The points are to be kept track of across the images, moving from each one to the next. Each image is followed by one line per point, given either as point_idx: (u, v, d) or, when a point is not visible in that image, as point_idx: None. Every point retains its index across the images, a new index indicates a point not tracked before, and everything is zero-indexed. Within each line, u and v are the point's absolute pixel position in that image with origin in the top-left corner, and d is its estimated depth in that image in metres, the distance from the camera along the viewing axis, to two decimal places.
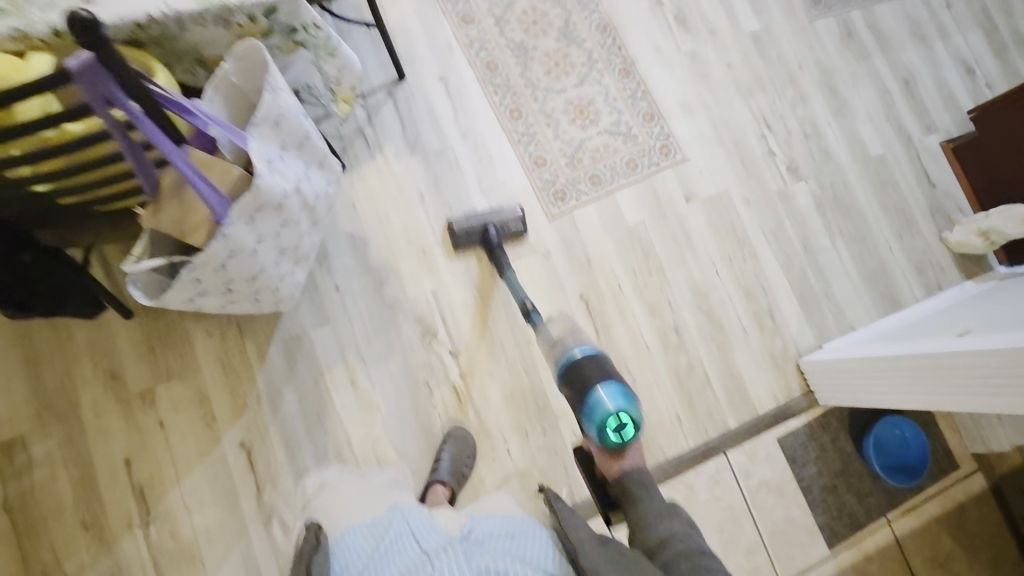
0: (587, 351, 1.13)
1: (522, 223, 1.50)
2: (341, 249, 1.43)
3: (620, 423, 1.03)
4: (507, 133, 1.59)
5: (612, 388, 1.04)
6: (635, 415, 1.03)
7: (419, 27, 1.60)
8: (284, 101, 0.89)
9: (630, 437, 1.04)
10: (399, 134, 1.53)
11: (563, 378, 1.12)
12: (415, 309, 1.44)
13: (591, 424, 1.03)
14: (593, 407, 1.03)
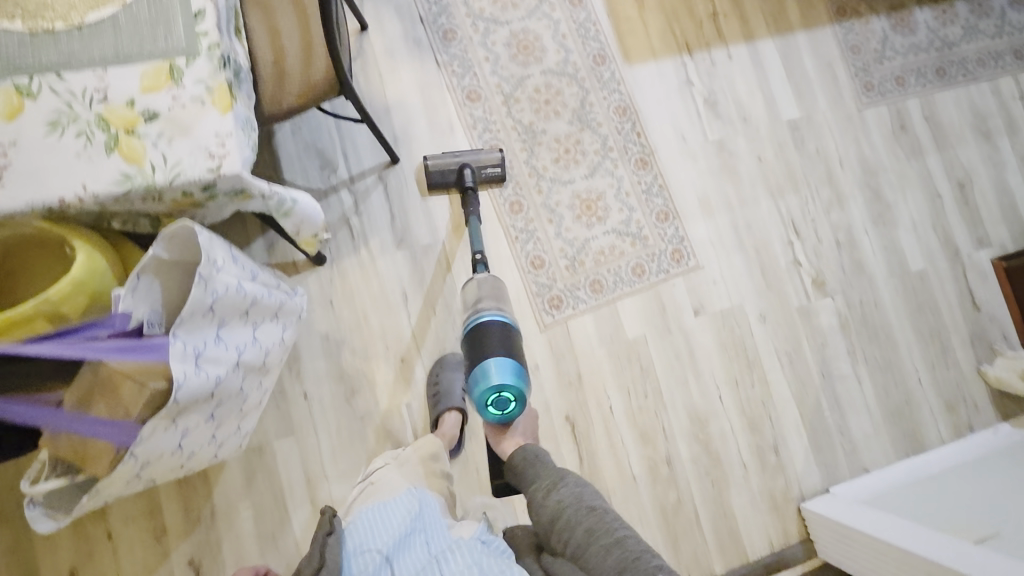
0: (495, 315, 1.10)
1: (501, 166, 1.40)
2: (314, 353, 1.34)
3: (503, 397, 1.02)
4: (504, 229, 1.46)
5: (501, 362, 1.02)
6: (519, 392, 1.03)
7: (419, 102, 1.46)
8: (218, 288, 0.77)
9: (511, 412, 1.04)
10: (386, 226, 1.40)
11: (466, 342, 1.09)
12: (387, 423, 1.34)
13: (476, 397, 1.02)
14: (481, 374, 1.01)
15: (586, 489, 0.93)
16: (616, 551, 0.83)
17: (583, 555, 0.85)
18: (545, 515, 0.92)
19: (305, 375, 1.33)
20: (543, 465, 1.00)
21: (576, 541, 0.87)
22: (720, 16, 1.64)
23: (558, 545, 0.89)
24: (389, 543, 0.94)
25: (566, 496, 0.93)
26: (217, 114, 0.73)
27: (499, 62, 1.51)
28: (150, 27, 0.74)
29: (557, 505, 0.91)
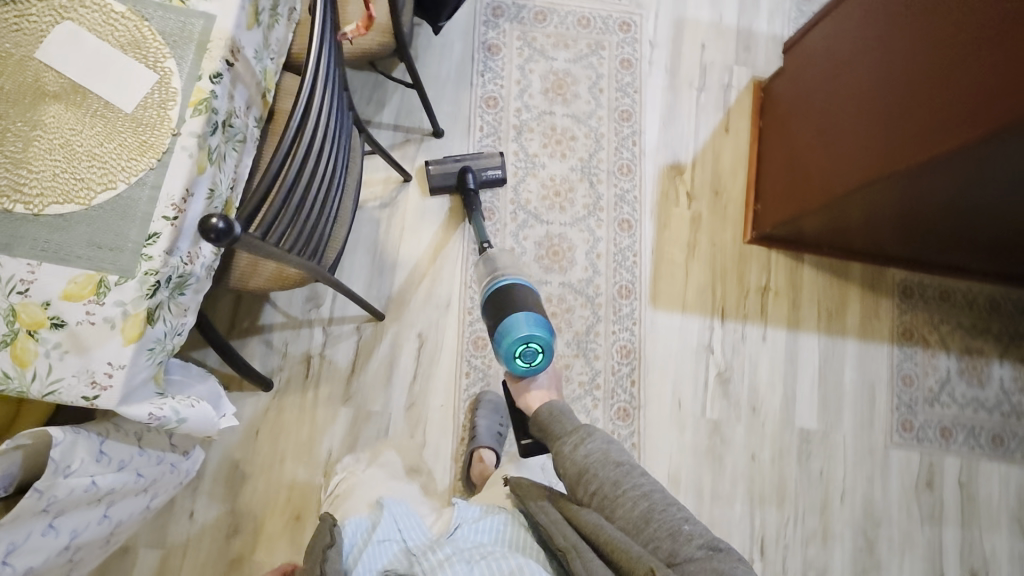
0: (509, 275, 1.18)
1: (501, 167, 1.46)
2: (218, 475, 1.33)
3: (529, 347, 1.06)
4: (456, 424, 1.40)
5: (528, 315, 1.07)
6: (547, 344, 1.07)
7: (429, 268, 1.45)
8: (53, 498, 0.75)
9: (540, 360, 1.08)
10: (343, 377, 1.39)
11: (487, 303, 1.13)
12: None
13: (504, 349, 1.06)
14: (507, 329, 1.07)
15: (614, 445, 0.88)
16: (641, 505, 0.81)
17: (612, 508, 0.82)
18: (573, 468, 0.88)
19: (200, 494, 1.32)
20: (569, 423, 0.94)
21: (604, 492, 0.83)
22: (769, 292, 1.54)
23: (583, 496, 0.86)
24: (368, 550, 0.85)
25: (593, 449, 0.88)
26: (120, 343, 0.72)
27: (525, 258, 1.48)
28: (100, 235, 0.74)
29: (585, 459, 0.87)
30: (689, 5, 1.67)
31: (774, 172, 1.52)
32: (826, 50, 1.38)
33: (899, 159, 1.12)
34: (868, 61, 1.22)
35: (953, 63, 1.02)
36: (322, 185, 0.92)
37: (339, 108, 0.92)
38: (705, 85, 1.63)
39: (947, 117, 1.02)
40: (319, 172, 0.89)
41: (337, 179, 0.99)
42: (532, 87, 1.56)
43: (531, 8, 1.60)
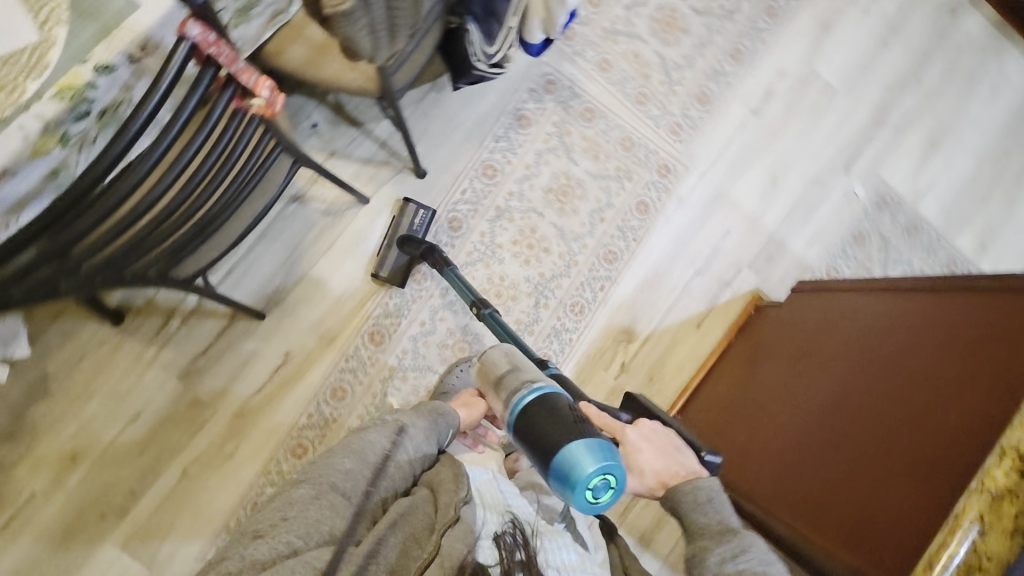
0: (531, 386, 0.79)
1: (424, 170, 1.38)
2: (21, 378, 1.27)
3: (601, 482, 0.70)
4: (271, 454, 1.33)
5: (585, 446, 0.69)
6: (622, 475, 0.70)
7: (335, 295, 1.37)
8: None
9: (619, 490, 0.72)
10: (193, 352, 1.32)
11: (519, 437, 0.76)
12: (5, 485, 1.25)
13: (570, 498, 0.70)
14: (565, 476, 0.69)
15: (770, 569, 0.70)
16: None
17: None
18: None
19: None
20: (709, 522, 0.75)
21: None
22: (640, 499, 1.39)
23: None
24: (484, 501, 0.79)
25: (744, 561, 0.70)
26: None
27: (430, 339, 1.38)
28: None
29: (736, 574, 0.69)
30: (738, 184, 1.54)
31: (717, 384, 1.41)
32: (833, 319, 1.21)
33: (795, 505, 1.02)
34: (841, 387, 1.05)
35: (882, 473, 0.89)
36: (154, 234, 0.79)
37: (235, 156, 0.81)
38: (705, 270, 1.51)
39: (861, 527, 0.88)
40: (145, 231, 0.77)
41: (205, 221, 0.87)
42: (538, 178, 1.45)
43: (584, 101, 1.47)
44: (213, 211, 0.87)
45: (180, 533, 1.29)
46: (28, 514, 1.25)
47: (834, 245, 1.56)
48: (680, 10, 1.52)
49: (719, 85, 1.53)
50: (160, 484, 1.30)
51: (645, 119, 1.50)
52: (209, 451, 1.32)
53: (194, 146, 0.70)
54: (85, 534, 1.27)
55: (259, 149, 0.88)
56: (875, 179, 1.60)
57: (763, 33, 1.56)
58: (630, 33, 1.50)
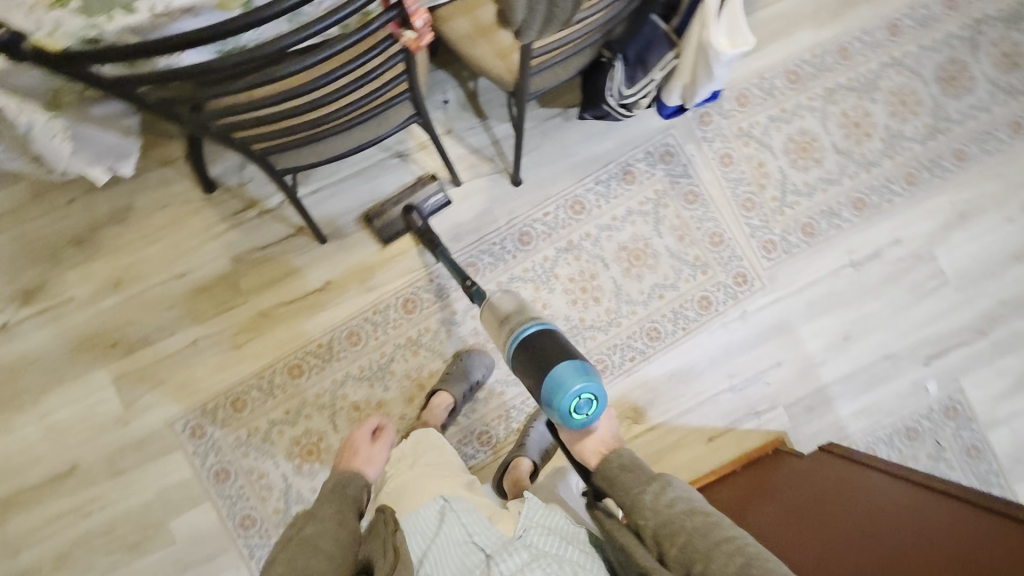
0: (535, 319, 1.02)
1: (520, 178, 1.44)
2: (113, 199, 1.39)
3: (581, 400, 0.93)
4: (272, 362, 1.39)
5: (570, 365, 0.93)
6: (598, 388, 0.94)
7: (392, 252, 1.43)
8: None
9: (596, 411, 0.95)
10: (253, 244, 1.41)
11: (518, 357, 0.99)
12: (53, 281, 1.37)
13: (556, 407, 0.92)
14: (556, 388, 0.92)
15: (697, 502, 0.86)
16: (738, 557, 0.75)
17: (703, 561, 0.77)
18: (658, 513, 0.85)
19: (90, 197, 1.39)
20: (644, 472, 0.91)
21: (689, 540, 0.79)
22: None
23: (672, 550, 0.81)
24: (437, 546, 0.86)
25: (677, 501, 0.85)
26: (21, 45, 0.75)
27: (455, 329, 1.42)
28: None
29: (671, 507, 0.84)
30: (808, 325, 1.48)
31: (725, 494, 1.33)
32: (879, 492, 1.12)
33: None
34: (849, 554, 0.98)
35: None
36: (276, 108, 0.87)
37: (373, 76, 0.88)
38: (739, 390, 1.45)
39: None
40: (271, 101, 0.85)
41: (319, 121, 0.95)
42: (618, 233, 1.46)
43: (692, 183, 1.48)
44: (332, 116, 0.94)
45: (166, 391, 1.37)
46: (58, 314, 1.37)
47: (882, 428, 1.46)
48: (821, 141, 1.52)
49: (830, 224, 1.50)
50: (167, 341, 1.38)
51: (744, 225, 1.48)
52: (222, 334, 1.39)
53: (346, 43, 0.77)
54: (91, 354, 1.37)
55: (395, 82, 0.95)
56: (952, 384, 1.48)
57: (894, 195, 1.52)
58: (763, 141, 1.51)
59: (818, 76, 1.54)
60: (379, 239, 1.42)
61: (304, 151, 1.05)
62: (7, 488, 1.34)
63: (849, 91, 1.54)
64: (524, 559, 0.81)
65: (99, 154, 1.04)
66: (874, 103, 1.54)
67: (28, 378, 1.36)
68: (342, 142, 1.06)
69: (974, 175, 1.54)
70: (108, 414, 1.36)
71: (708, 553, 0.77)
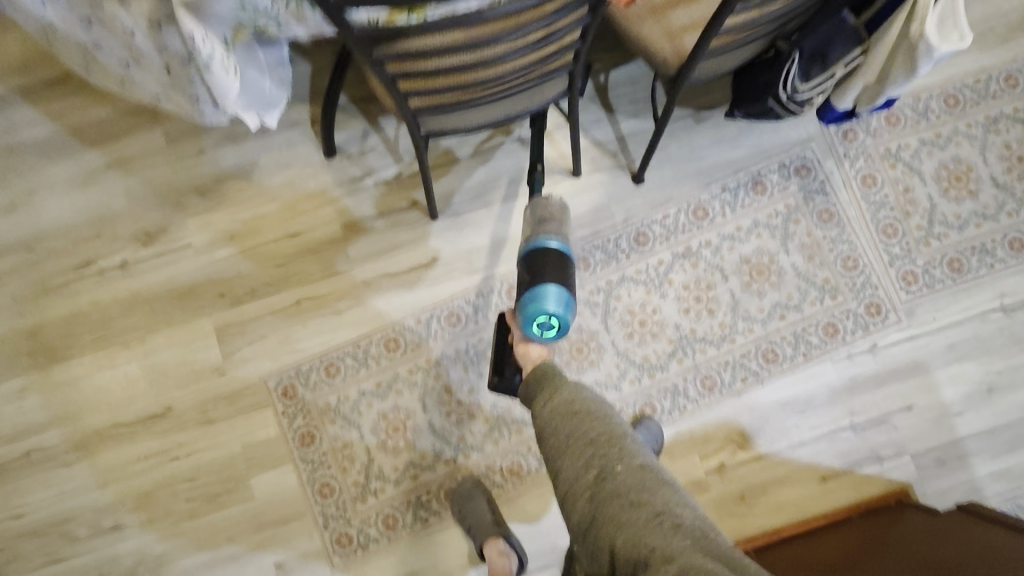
0: (559, 239, 1.13)
1: (644, 175, 1.38)
2: (241, 154, 1.42)
3: (546, 321, 1.03)
4: (369, 332, 1.37)
5: (557, 289, 1.02)
6: (566, 321, 1.04)
7: (502, 236, 1.39)
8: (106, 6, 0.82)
9: (547, 337, 1.06)
10: (366, 213, 1.40)
11: (526, 258, 1.09)
12: (175, 226, 1.40)
13: (526, 309, 1.02)
14: (535, 295, 1.03)
15: (588, 398, 0.82)
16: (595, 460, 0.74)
17: (564, 455, 0.77)
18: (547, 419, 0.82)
19: (219, 149, 1.42)
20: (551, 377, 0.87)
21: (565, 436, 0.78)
22: None
23: (547, 444, 0.80)
24: None
25: (564, 398, 0.82)
26: None
27: None
28: None
29: (555, 409, 0.81)
30: (945, 370, 1.34)
31: (827, 545, 1.19)
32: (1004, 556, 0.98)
33: None
34: None
35: None
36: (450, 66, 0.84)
37: (554, 37, 0.85)
38: (860, 431, 1.32)
39: None
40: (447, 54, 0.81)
41: (480, 84, 0.91)
42: (741, 245, 1.37)
43: (829, 201, 1.39)
44: (498, 78, 0.91)
45: (264, 347, 1.37)
46: (174, 258, 1.39)
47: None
48: (977, 171, 1.39)
49: (980, 262, 1.36)
50: (273, 298, 1.38)
51: (883, 252, 1.37)
52: (326, 298, 1.38)
53: None
54: (200, 301, 1.38)
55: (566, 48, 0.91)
56: None
57: None
58: (911, 166, 1.40)
59: (980, 102, 1.41)
60: (492, 223, 1.40)
61: (454, 116, 1.02)
62: (102, 422, 1.36)
63: (1015, 122, 1.41)
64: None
65: (253, 100, 1.02)
66: None
67: (137, 316, 1.38)
68: (490, 112, 1.04)
69: None
70: (207, 362, 1.37)
71: (583, 442, 0.76)
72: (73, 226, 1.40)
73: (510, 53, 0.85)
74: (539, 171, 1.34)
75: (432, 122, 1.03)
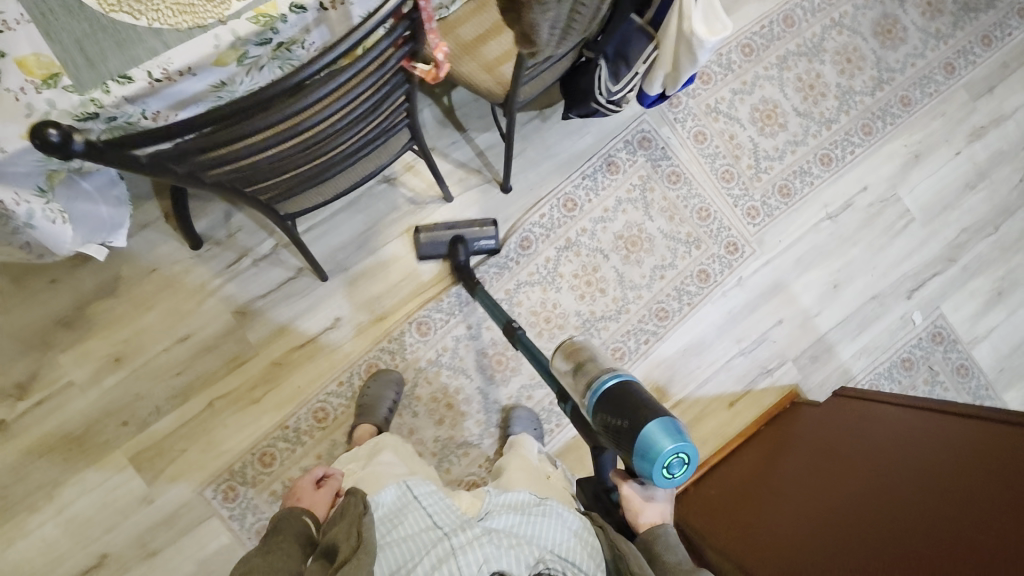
0: (612, 370, 0.88)
1: (509, 184, 1.46)
2: (99, 272, 1.33)
3: (673, 465, 0.78)
4: (293, 410, 1.36)
5: (663, 424, 0.78)
6: (693, 451, 0.79)
7: (396, 278, 1.43)
8: None
9: (686, 475, 0.81)
10: (253, 294, 1.38)
11: (596, 411, 0.85)
12: (47, 369, 1.30)
13: (645, 472, 0.79)
14: (647, 451, 0.77)
15: None
16: None
17: None
18: None
19: (71, 275, 1.33)
20: None
21: None
22: None
23: None
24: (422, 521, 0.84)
25: None
26: (19, 133, 0.71)
27: (471, 344, 1.42)
28: (89, 42, 0.73)
29: None
30: (799, 280, 1.57)
31: (751, 460, 1.41)
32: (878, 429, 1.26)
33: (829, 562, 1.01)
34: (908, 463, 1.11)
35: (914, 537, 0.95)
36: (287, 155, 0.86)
37: (383, 110, 0.90)
38: (749, 353, 1.53)
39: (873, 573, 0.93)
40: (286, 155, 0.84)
41: (326, 164, 0.96)
42: (611, 224, 1.50)
43: (673, 164, 1.54)
44: (341, 156, 0.95)
45: (188, 460, 1.32)
46: (59, 402, 1.30)
47: (881, 364, 1.57)
48: (782, 106, 1.60)
49: (803, 183, 1.59)
50: (183, 409, 1.33)
51: (726, 196, 1.56)
52: (239, 390, 1.35)
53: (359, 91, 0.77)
54: (103, 436, 1.30)
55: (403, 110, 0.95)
56: (934, 312, 1.60)
57: (855, 147, 1.62)
58: (730, 115, 1.58)
59: (769, 46, 1.62)
60: (382, 266, 1.42)
61: (311, 192, 1.04)
62: None
63: (800, 56, 1.63)
64: (479, 533, 0.80)
65: (92, 231, 0.98)
66: (823, 64, 1.64)
67: (36, 473, 1.28)
68: (343, 180, 1.06)
69: (921, 117, 1.66)
70: (130, 495, 1.30)
71: None
72: None
73: (349, 132, 0.89)
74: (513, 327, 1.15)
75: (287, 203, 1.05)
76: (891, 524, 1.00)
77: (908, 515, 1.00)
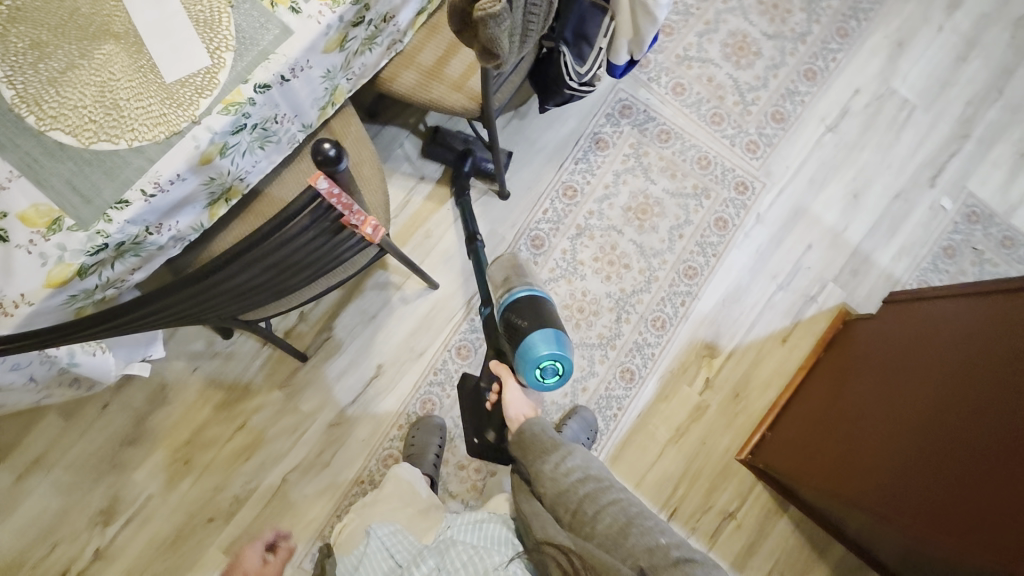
0: (526, 288, 1.13)
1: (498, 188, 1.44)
2: (146, 385, 1.37)
3: (549, 369, 1.01)
4: (364, 463, 1.37)
5: (544, 333, 1.02)
6: (568, 361, 1.02)
7: (423, 311, 1.43)
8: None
9: (558, 381, 1.04)
10: (293, 366, 1.40)
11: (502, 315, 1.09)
12: (124, 488, 1.34)
13: (525, 369, 1.01)
14: (527, 352, 1.01)
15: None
16: None
17: None
18: None
19: (120, 396, 1.36)
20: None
21: None
22: (730, 523, 1.42)
23: None
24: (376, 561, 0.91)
25: None
26: (41, 282, 0.73)
27: None
28: (80, 180, 0.75)
29: None
30: (818, 200, 1.53)
31: (807, 395, 1.41)
32: (910, 324, 1.26)
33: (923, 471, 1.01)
34: (950, 346, 1.11)
35: (980, 416, 0.96)
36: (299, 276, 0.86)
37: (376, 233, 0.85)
38: (788, 286, 1.50)
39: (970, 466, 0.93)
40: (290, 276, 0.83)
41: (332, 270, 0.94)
42: (617, 198, 1.49)
43: (659, 123, 1.52)
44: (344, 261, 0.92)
45: None
46: (144, 518, 1.33)
47: (924, 259, 1.52)
48: (751, 35, 1.57)
49: (794, 103, 1.55)
50: (259, 492, 1.35)
51: (721, 139, 1.53)
52: (306, 461, 1.37)
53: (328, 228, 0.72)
54: (194, 538, 1.33)
55: (345, 251, 0.87)
56: (964, 192, 1.55)
57: (835, 53, 1.57)
58: (702, 58, 1.55)
59: None
60: (407, 304, 1.43)
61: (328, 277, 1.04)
62: None
63: None
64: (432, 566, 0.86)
65: (132, 351, 1.00)
66: None
67: None
68: (364, 257, 1.05)
69: (894, 4, 1.60)
70: None
71: None
72: (23, 553, 1.30)
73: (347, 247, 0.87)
74: (477, 243, 1.33)
75: (283, 305, 1.06)
76: (967, 409, 0.99)
77: (969, 397, 1.00)
